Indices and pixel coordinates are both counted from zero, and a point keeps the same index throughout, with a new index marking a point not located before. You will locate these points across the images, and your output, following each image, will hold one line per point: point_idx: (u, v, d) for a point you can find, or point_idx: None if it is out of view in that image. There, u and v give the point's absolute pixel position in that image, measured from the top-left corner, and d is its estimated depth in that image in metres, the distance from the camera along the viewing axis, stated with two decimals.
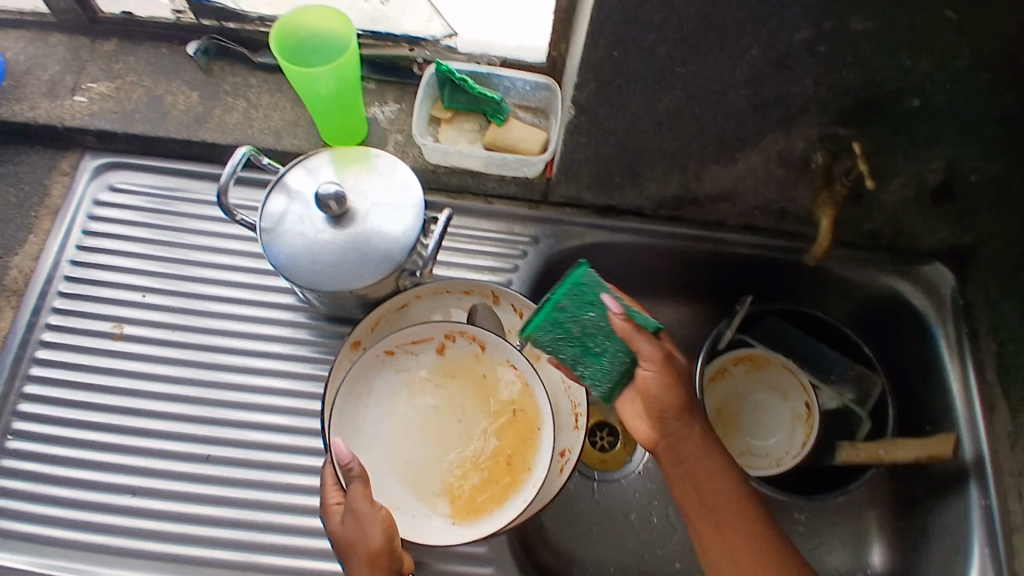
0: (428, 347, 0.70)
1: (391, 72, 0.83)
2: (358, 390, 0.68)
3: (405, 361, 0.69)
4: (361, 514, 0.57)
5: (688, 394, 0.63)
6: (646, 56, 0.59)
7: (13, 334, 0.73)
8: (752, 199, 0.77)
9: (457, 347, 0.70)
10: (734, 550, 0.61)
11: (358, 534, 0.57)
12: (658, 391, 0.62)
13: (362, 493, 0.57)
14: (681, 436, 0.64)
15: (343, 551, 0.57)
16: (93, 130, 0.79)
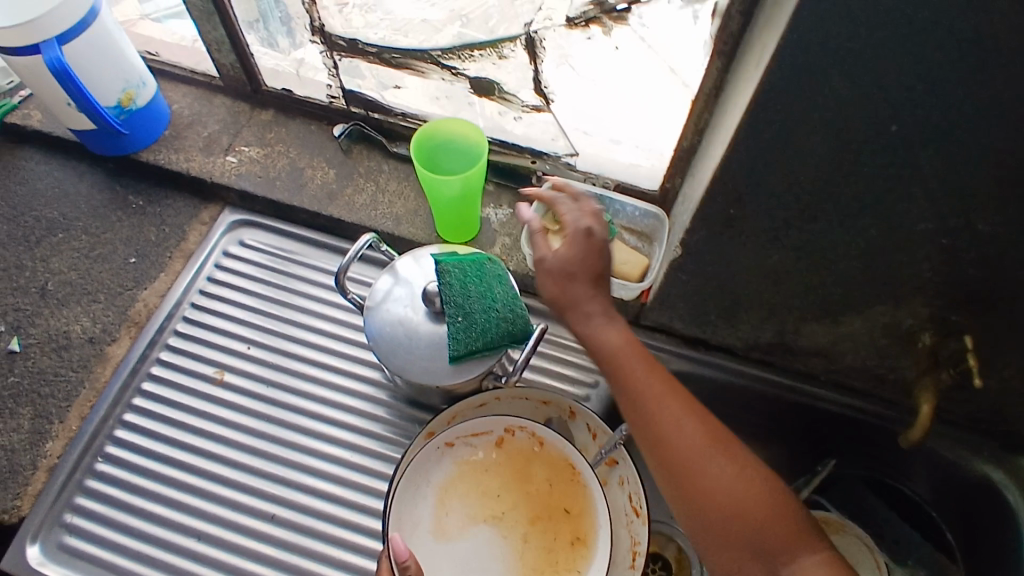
0: (487, 440, 0.71)
1: (510, 176, 0.87)
2: (417, 479, 0.69)
3: (465, 453, 0.71)
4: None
5: (600, 267, 0.61)
6: (762, 218, 0.60)
7: (126, 362, 0.79)
8: (847, 359, 0.76)
9: (515, 441, 0.71)
10: (700, 464, 0.54)
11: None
12: (564, 257, 0.61)
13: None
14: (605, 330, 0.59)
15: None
16: (237, 189, 0.87)
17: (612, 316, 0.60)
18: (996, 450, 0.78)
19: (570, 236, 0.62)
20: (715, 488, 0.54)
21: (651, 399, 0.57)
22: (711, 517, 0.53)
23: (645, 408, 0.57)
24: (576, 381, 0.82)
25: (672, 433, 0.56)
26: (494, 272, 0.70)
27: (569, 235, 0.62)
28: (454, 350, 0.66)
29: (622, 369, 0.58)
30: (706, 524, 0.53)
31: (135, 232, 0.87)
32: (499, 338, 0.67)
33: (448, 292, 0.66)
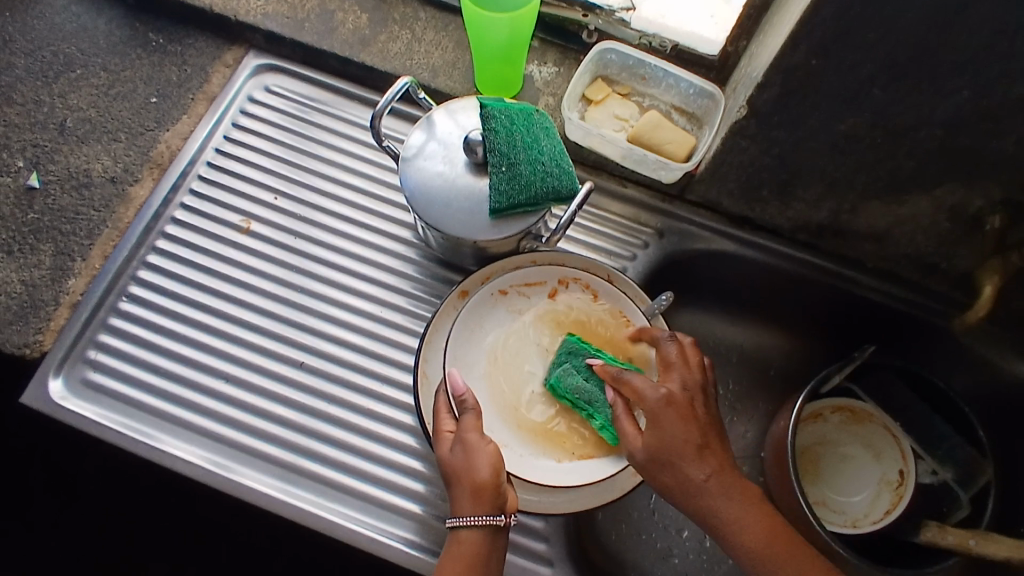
0: (541, 291, 0.71)
1: (557, 33, 0.82)
2: (474, 324, 0.69)
3: (521, 303, 0.71)
4: (471, 442, 0.59)
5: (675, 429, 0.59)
6: (845, 73, 0.55)
7: (149, 205, 0.76)
8: (903, 245, 0.73)
9: (570, 294, 0.71)
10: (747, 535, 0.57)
11: (465, 465, 0.59)
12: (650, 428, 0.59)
13: (474, 424, 0.61)
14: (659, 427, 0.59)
15: (450, 478, 0.59)
16: (263, 30, 0.81)
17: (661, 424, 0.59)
18: None
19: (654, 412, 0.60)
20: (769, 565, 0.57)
21: (700, 485, 0.58)
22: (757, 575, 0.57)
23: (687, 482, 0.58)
24: (612, 255, 0.80)
25: (724, 514, 0.58)
26: (542, 125, 0.67)
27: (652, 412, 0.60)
28: (494, 203, 0.63)
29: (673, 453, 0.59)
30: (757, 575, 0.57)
31: (156, 71, 0.82)
32: (543, 194, 0.63)
33: (491, 138, 0.63)
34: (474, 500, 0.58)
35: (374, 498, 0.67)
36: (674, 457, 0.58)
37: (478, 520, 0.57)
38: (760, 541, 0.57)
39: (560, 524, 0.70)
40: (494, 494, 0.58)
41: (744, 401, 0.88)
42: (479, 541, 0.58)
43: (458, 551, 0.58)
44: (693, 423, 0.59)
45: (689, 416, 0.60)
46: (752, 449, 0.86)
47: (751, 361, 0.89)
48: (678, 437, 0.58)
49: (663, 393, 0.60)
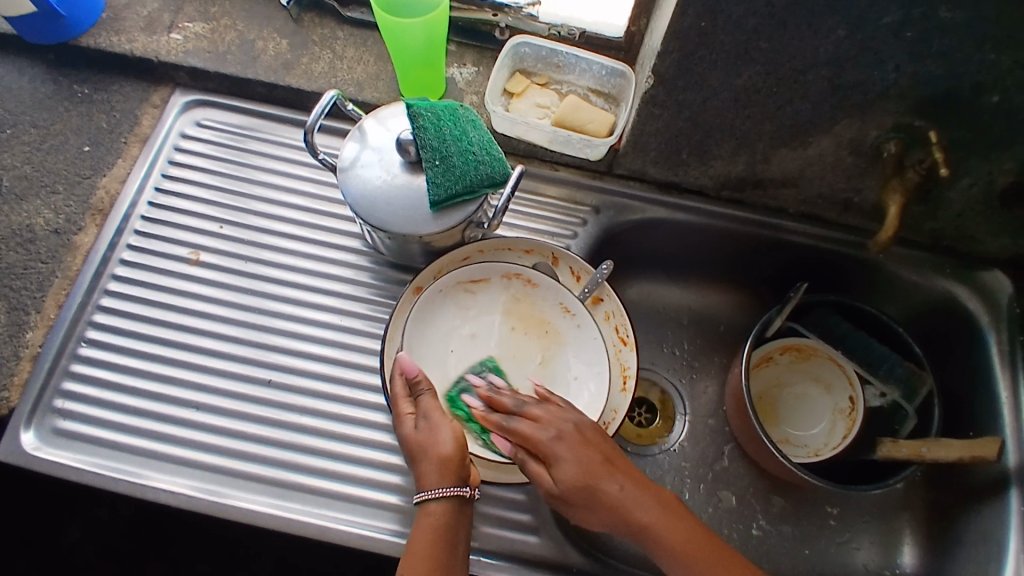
0: (484, 287, 0.74)
1: (471, 35, 0.87)
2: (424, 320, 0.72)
3: (471, 303, 0.74)
4: (433, 419, 0.61)
5: (582, 452, 0.60)
6: (733, 29, 0.60)
7: (96, 249, 0.77)
8: (816, 185, 0.79)
9: (510, 288, 0.74)
10: (686, 549, 0.61)
11: (431, 439, 0.60)
12: (565, 462, 0.59)
13: (433, 404, 0.63)
14: (570, 459, 0.59)
15: (414, 455, 0.61)
16: (187, 67, 0.83)
17: (570, 454, 0.60)
18: (954, 266, 0.85)
19: (557, 451, 0.60)
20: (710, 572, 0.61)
21: (626, 503, 0.60)
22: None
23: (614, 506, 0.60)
24: (555, 236, 0.84)
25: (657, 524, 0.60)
26: (467, 118, 0.70)
27: (557, 448, 0.60)
28: (433, 196, 0.66)
29: (593, 481, 0.59)
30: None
31: (85, 121, 0.83)
32: (478, 182, 0.67)
33: (421, 135, 0.66)
34: (442, 471, 0.59)
35: (359, 497, 0.69)
36: (591, 482, 0.59)
37: (444, 491, 0.59)
38: (673, 529, 0.61)
39: (544, 495, 0.72)
40: (457, 464, 0.60)
41: (701, 358, 0.92)
42: (445, 512, 0.59)
43: (428, 520, 0.59)
44: (592, 446, 0.61)
45: (584, 438, 0.61)
46: (714, 403, 0.90)
47: (701, 320, 0.94)
48: (580, 463, 0.60)
49: (553, 432, 0.61)
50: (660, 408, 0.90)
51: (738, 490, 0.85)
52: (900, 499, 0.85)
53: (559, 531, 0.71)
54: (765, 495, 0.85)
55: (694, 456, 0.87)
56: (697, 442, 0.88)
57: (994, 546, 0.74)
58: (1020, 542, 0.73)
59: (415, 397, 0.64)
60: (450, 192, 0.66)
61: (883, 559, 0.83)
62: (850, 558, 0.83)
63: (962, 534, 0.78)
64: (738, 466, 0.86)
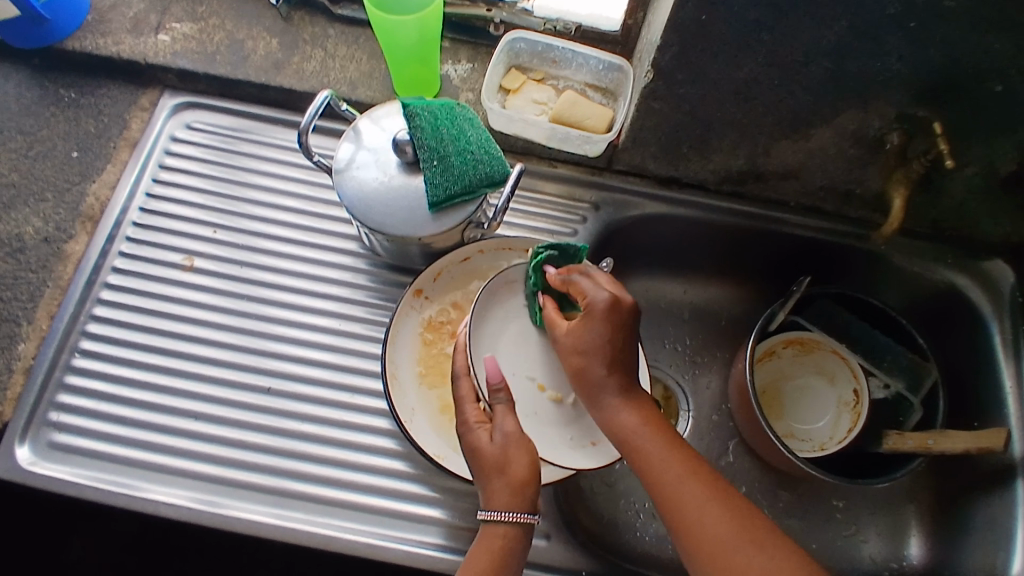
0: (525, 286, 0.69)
1: (466, 31, 0.85)
2: (486, 340, 0.64)
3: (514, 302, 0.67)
4: (511, 434, 0.58)
5: (605, 326, 0.57)
6: (734, 20, 0.59)
7: (88, 258, 0.76)
8: (817, 177, 0.78)
9: None
10: (668, 472, 0.55)
11: (504, 458, 0.57)
12: (582, 322, 0.58)
13: (508, 413, 0.59)
14: (589, 324, 0.58)
15: (481, 465, 0.57)
16: (176, 69, 0.81)
17: (591, 316, 0.58)
18: (956, 256, 0.85)
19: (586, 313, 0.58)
20: (687, 510, 0.54)
21: (611, 400, 0.57)
22: (680, 517, 0.54)
23: (600, 400, 0.57)
24: (555, 234, 0.82)
25: (642, 439, 0.56)
26: (465, 116, 0.69)
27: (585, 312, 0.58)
28: (432, 196, 0.65)
29: (591, 353, 0.57)
30: (681, 510, 0.54)
31: (73, 126, 0.81)
32: (478, 181, 0.66)
33: (419, 134, 0.65)
34: (513, 494, 0.56)
35: (362, 504, 0.68)
36: (590, 353, 0.57)
37: (510, 516, 0.56)
38: (672, 468, 0.55)
39: (552, 498, 0.72)
40: (529, 489, 0.57)
41: (703, 353, 0.92)
42: (508, 537, 0.57)
43: (490, 540, 0.57)
44: (624, 337, 0.58)
45: (618, 323, 0.57)
46: (718, 397, 0.89)
47: (702, 315, 0.93)
48: (595, 335, 0.57)
49: (601, 292, 0.58)
50: (664, 405, 0.89)
51: (744, 484, 0.85)
52: (905, 490, 0.85)
53: (567, 532, 0.71)
54: (771, 489, 0.85)
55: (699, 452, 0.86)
56: (701, 438, 0.87)
57: (1002, 537, 0.74)
58: None
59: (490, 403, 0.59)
60: (450, 192, 0.65)
61: (891, 551, 0.83)
62: (858, 551, 0.83)
63: (969, 524, 0.78)
64: (743, 460, 0.86)
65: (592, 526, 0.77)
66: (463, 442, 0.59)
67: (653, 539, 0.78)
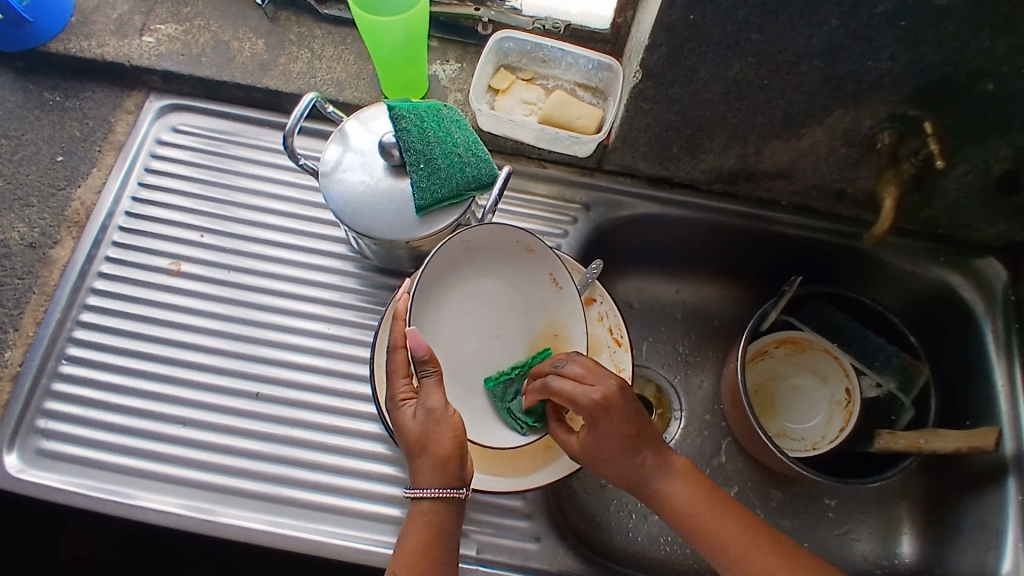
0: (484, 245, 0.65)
1: (453, 30, 0.84)
2: (421, 315, 0.63)
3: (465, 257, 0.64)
4: (434, 411, 0.57)
5: (611, 427, 0.60)
6: (723, 20, 0.59)
7: (73, 263, 0.75)
8: (809, 177, 0.78)
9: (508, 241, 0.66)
10: (715, 527, 0.62)
11: (425, 433, 0.57)
12: (594, 436, 0.61)
13: (435, 387, 0.58)
14: (600, 431, 0.61)
15: (406, 442, 0.58)
16: (161, 71, 0.80)
17: (596, 424, 0.60)
18: (948, 254, 0.84)
19: (593, 425, 0.60)
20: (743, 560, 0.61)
21: (649, 479, 0.63)
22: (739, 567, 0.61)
23: (640, 478, 0.63)
24: (546, 235, 0.82)
25: (685, 503, 0.62)
26: (452, 118, 0.68)
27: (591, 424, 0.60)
28: (419, 201, 0.64)
29: (611, 452, 0.62)
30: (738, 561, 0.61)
31: (58, 130, 0.81)
32: (465, 184, 0.65)
33: (404, 137, 0.64)
34: (437, 470, 0.57)
35: (353, 510, 0.68)
36: (610, 454, 0.62)
37: (434, 492, 0.57)
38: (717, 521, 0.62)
39: (543, 502, 0.72)
40: (452, 466, 0.57)
41: (696, 352, 0.91)
42: (434, 509, 0.58)
43: (417, 516, 0.58)
44: (627, 425, 0.61)
45: (618, 417, 0.60)
46: (710, 398, 0.89)
47: (695, 314, 0.93)
48: (608, 439, 0.61)
49: (588, 390, 0.59)
50: (656, 405, 0.88)
51: (736, 484, 0.84)
52: (897, 488, 0.85)
53: (558, 535, 0.71)
54: (763, 489, 0.84)
55: (691, 452, 0.86)
56: (694, 438, 0.87)
57: (995, 537, 0.74)
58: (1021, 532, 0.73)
59: (418, 375, 0.58)
60: (436, 196, 0.64)
61: (884, 550, 0.82)
62: (850, 550, 0.82)
63: (962, 523, 0.78)
64: (735, 460, 0.86)
65: (583, 528, 0.77)
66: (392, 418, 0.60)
67: (645, 540, 0.78)
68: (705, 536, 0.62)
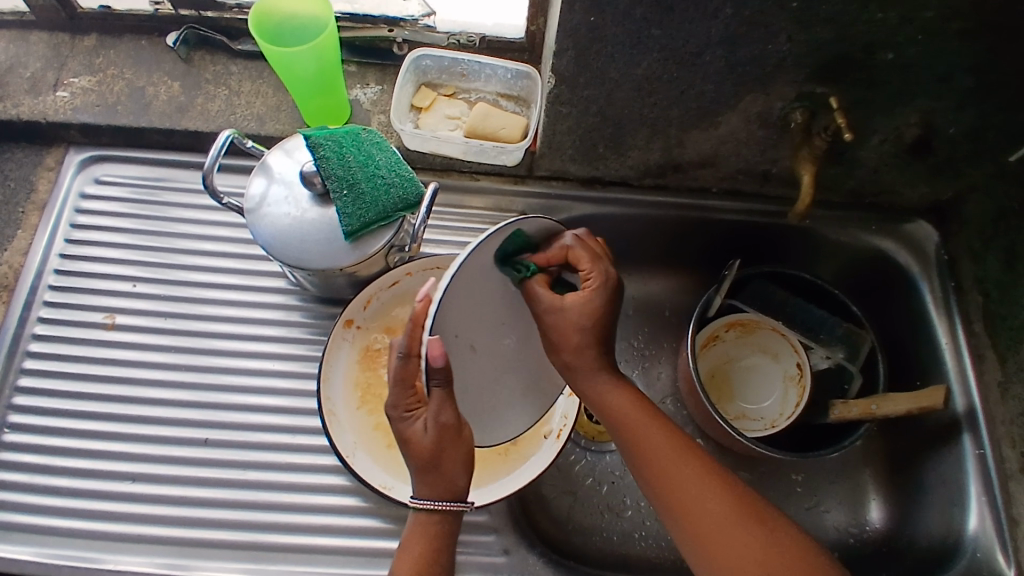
0: (523, 241, 0.60)
1: (369, 54, 0.85)
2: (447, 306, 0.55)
3: (501, 252, 0.58)
4: (445, 423, 0.54)
5: (599, 301, 0.61)
6: (622, 19, 0.60)
7: (6, 328, 0.74)
8: (733, 162, 0.79)
9: (540, 240, 0.61)
10: (653, 444, 0.60)
11: (435, 451, 0.55)
12: (573, 301, 0.60)
13: (444, 402, 0.54)
14: (580, 301, 0.60)
15: (416, 455, 0.55)
16: (78, 124, 0.79)
17: (584, 292, 0.60)
18: (880, 220, 0.86)
19: (590, 284, 0.60)
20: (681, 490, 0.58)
21: (596, 375, 0.62)
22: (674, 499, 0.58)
23: (588, 375, 0.62)
24: None
25: (629, 414, 0.61)
26: (371, 141, 0.68)
27: (589, 283, 0.61)
28: (347, 226, 0.64)
29: (578, 325, 0.60)
30: (676, 488, 0.59)
31: None
32: (392, 206, 0.65)
33: (325, 165, 0.63)
34: (445, 486, 0.56)
35: (317, 546, 0.67)
36: (577, 330, 0.60)
37: (441, 505, 0.57)
38: (661, 451, 0.60)
39: (508, 513, 0.72)
40: (459, 477, 0.57)
41: (652, 346, 0.92)
42: (445, 523, 0.58)
43: (427, 526, 0.57)
44: (607, 317, 0.61)
45: (604, 297, 0.61)
46: (670, 388, 0.89)
47: (646, 308, 0.93)
48: (585, 312, 0.60)
49: (594, 266, 0.61)
50: None
51: None
52: (859, 456, 0.86)
53: (528, 546, 0.70)
54: (731, 471, 0.85)
55: None
56: None
57: (959, 493, 0.76)
58: (981, 484, 0.75)
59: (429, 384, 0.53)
60: (364, 219, 0.64)
61: (854, 520, 0.83)
62: (823, 522, 0.83)
63: (924, 482, 0.79)
64: (701, 446, 0.86)
65: (554, 533, 0.77)
66: (396, 432, 0.57)
67: (619, 538, 0.78)
68: (639, 446, 0.60)
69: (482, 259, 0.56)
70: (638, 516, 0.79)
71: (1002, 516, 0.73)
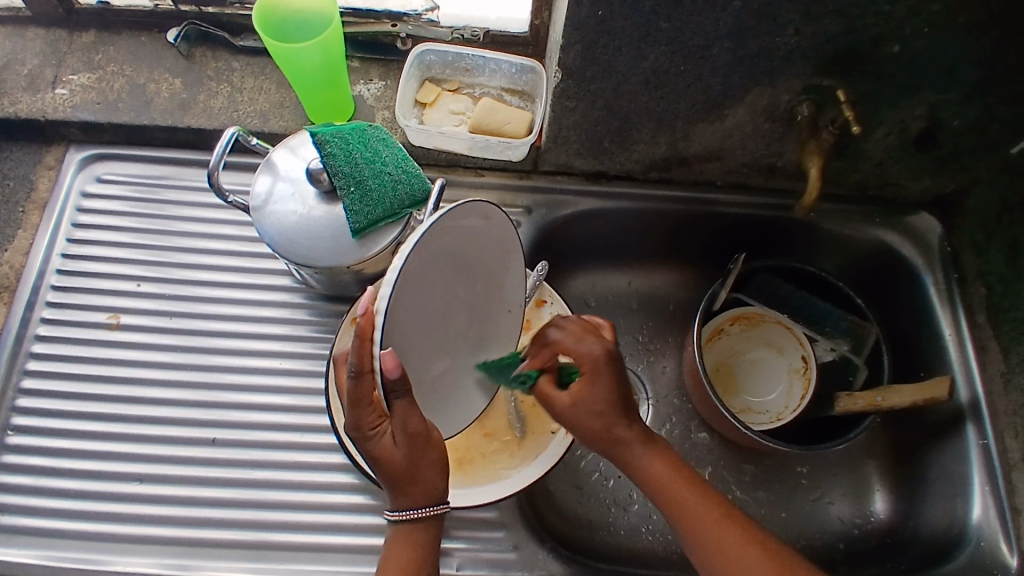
0: (458, 226, 0.54)
1: (372, 49, 0.84)
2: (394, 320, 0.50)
3: (438, 245, 0.52)
4: (415, 434, 0.53)
5: (609, 383, 0.60)
6: (630, 12, 0.59)
7: (8, 329, 0.73)
8: (738, 155, 0.79)
9: (476, 219, 0.55)
10: (689, 500, 0.61)
11: (409, 459, 0.54)
12: (588, 391, 0.60)
13: (410, 411, 0.52)
14: (593, 386, 0.59)
15: (393, 468, 0.55)
16: (78, 122, 0.78)
17: (591, 380, 0.59)
18: (884, 214, 0.86)
19: (592, 371, 0.59)
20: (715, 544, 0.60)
21: (629, 444, 0.61)
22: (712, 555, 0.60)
23: (620, 446, 0.62)
24: None
25: (662, 476, 0.61)
26: (378, 137, 0.67)
27: (591, 372, 0.59)
28: (354, 223, 0.63)
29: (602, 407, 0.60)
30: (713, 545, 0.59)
31: None
32: (399, 203, 0.65)
33: (331, 162, 0.63)
34: (426, 488, 0.57)
35: (326, 545, 0.66)
36: (602, 414, 0.60)
37: (425, 510, 0.57)
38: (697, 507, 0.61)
39: (517, 509, 0.72)
40: (437, 479, 0.57)
41: (656, 340, 0.92)
42: (427, 525, 0.59)
43: (411, 532, 0.58)
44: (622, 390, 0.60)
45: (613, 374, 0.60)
46: (675, 382, 0.90)
47: (650, 302, 0.93)
48: (602, 395, 0.60)
49: (590, 345, 0.60)
50: None
51: (710, 464, 0.85)
52: (863, 447, 0.86)
53: (536, 541, 0.70)
54: (736, 464, 0.85)
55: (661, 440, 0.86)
56: (663, 423, 0.87)
57: (962, 483, 0.76)
58: (984, 475, 0.75)
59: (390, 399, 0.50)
60: (371, 216, 0.64)
61: (858, 511, 0.83)
62: (827, 513, 0.83)
63: (928, 473, 0.80)
64: (706, 440, 0.86)
65: (562, 528, 0.77)
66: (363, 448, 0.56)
67: (626, 532, 0.79)
68: (677, 504, 0.61)
69: (420, 262, 0.51)
70: (644, 510, 0.80)
71: (1007, 506, 0.73)
